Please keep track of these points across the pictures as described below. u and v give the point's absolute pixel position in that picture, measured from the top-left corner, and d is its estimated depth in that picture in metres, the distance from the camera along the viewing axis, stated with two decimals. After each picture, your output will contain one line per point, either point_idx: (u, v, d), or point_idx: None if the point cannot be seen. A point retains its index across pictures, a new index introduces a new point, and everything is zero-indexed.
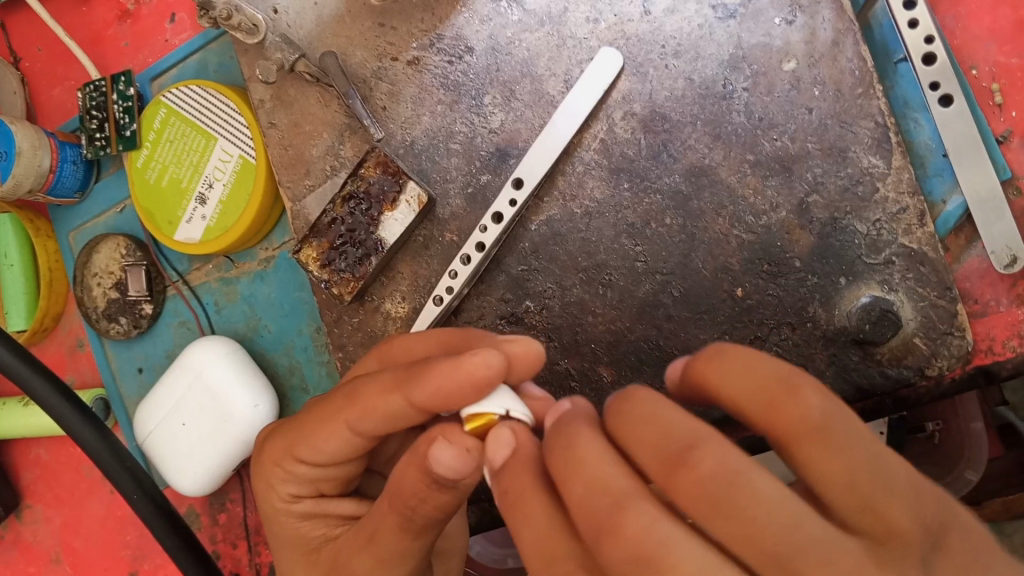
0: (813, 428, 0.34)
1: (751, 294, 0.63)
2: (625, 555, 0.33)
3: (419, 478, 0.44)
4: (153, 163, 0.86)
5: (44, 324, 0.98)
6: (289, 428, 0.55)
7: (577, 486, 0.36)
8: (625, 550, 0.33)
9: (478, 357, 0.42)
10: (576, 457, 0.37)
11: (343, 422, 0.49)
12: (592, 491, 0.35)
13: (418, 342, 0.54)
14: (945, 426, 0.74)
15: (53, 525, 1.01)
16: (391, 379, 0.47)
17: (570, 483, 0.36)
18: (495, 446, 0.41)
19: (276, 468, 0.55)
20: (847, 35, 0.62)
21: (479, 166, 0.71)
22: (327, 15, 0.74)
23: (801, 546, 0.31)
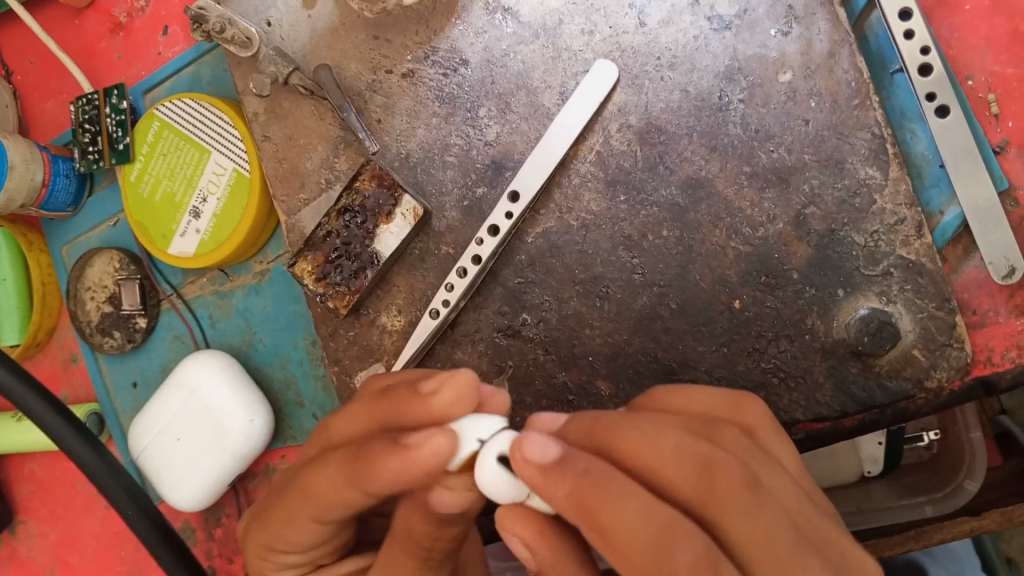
0: (775, 427, 0.46)
1: (749, 306, 0.63)
2: (735, 502, 0.37)
3: (423, 521, 0.43)
4: (146, 177, 0.86)
5: (37, 338, 0.97)
6: (259, 523, 0.53)
7: (654, 449, 0.39)
8: (735, 496, 0.37)
9: (421, 447, 0.40)
10: (638, 430, 0.40)
11: (308, 519, 0.49)
12: (676, 454, 0.38)
13: (347, 417, 0.49)
14: (945, 437, 0.75)
15: (48, 541, 1.00)
16: (339, 476, 0.45)
17: (633, 454, 0.39)
18: (527, 447, 0.38)
19: (267, 557, 0.54)
20: (843, 46, 0.62)
21: (475, 179, 0.70)
22: (321, 28, 0.74)
23: (805, 500, 0.40)
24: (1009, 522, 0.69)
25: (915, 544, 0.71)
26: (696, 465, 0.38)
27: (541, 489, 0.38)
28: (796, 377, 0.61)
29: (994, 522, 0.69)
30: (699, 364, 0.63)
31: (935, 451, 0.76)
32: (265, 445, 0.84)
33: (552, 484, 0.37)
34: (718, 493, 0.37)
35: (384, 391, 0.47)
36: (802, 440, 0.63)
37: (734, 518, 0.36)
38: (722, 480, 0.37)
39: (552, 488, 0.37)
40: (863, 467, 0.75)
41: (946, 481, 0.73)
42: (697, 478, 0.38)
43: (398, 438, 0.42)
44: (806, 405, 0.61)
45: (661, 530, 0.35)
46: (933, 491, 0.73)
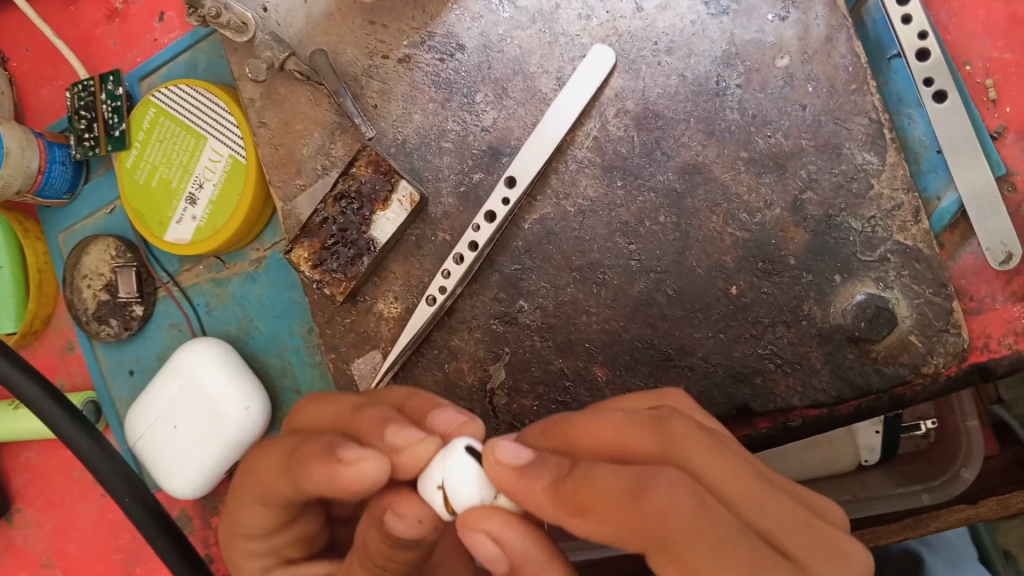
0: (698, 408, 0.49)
1: (746, 292, 0.63)
2: (695, 448, 0.39)
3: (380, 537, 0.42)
4: (142, 164, 0.85)
5: (34, 326, 0.97)
6: (226, 507, 0.53)
7: (606, 425, 0.40)
8: (696, 441, 0.39)
9: (352, 467, 0.40)
10: (588, 419, 0.41)
11: (254, 498, 0.49)
12: (627, 427, 0.40)
13: (316, 410, 0.50)
14: (942, 425, 0.75)
15: (44, 529, 1.00)
16: (279, 459, 0.46)
17: (589, 439, 0.40)
18: (500, 450, 0.38)
19: (233, 545, 0.53)
20: (841, 30, 0.62)
21: (472, 165, 0.70)
22: (317, 13, 0.74)
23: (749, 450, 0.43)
24: (1006, 509, 0.71)
25: (914, 531, 0.73)
26: (648, 429, 0.40)
27: (513, 486, 0.37)
28: (792, 363, 0.61)
29: (991, 510, 0.71)
30: (695, 351, 0.63)
31: (932, 440, 0.76)
32: (261, 433, 0.84)
33: (530, 480, 0.37)
34: (678, 445, 0.39)
35: (356, 408, 0.47)
36: (799, 428, 0.62)
37: (699, 464, 0.38)
38: (676, 432, 0.39)
39: (529, 483, 0.37)
40: (860, 456, 0.75)
41: (942, 469, 0.73)
42: (653, 440, 0.39)
43: (337, 447, 0.43)
44: (803, 391, 0.61)
45: (637, 482, 0.36)
46: (928, 479, 0.74)
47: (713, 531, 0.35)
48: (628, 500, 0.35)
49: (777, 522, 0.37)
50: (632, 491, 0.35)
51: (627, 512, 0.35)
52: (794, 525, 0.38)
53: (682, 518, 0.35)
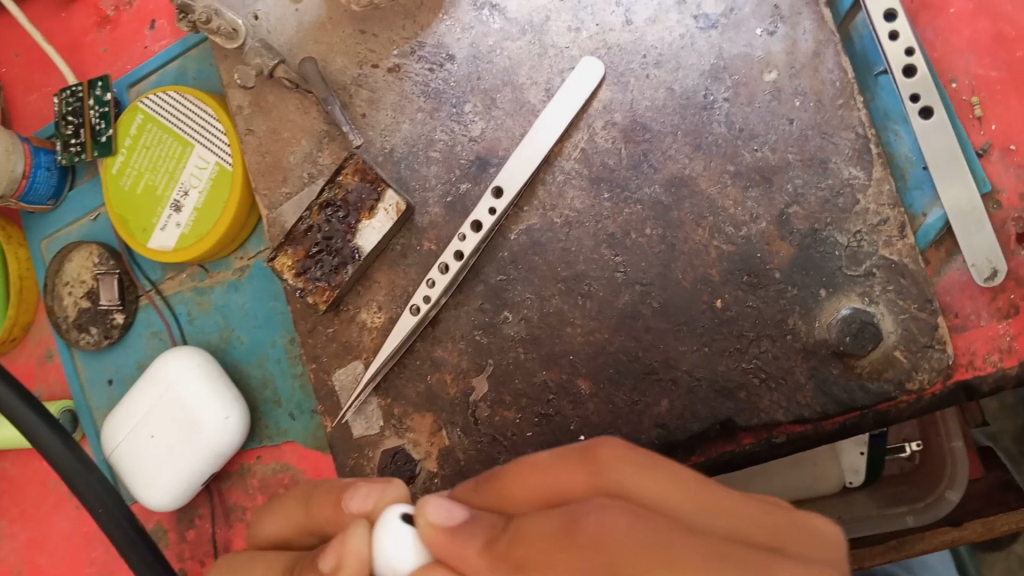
0: None
1: (731, 305, 0.62)
2: (626, 467, 0.34)
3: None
4: (128, 170, 0.85)
5: (13, 334, 0.96)
6: None
7: (527, 469, 0.36)
8: (625, 457, 0.34)
9: None
10: (509, 475, 0.36)
11: None
12: (552, 466, 0.35)
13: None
14: (926, 448, 0.74)
15: (16, 542, 0.98)
16: None
17: (514, 496, 0.36)
18: (432, 512, 0.35)
19: None
20: (828, 46, 0.62)
21: (459, 175, 0.70)
22: (308, 22, 0.74)
23: None
24: (991, 532, 0.68)
25: (897, 553, 0.70)
26: (574, 461, 0.35)
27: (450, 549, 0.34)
28: (777, 378, 0.61)
29: (976, 533, 0.68)
30: (680, 364, 0.63)
31: (917, 462, 0.75)
32: (239, 442, 0.83)
33: (462, 542, 0.34)
34: (607, 466, 0.34)
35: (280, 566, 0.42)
36: (783, 445, 0.62)
37: (634, 485, 0.33)
38: (605, 456, 0.34)
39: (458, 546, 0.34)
40: (844, 479, 0.73)
41: (927, 491, 0.73)
42: (582, 475, 0.34)
43: None
44: (787, 406, 0.61)
45: (568, 520, 0.31)
46: (914, 501, 0.73)
47: (663, 540, 0.30)
48: (560, 540, 0.31)
49: (741, 521, 0.33)
50: (564, 534, 0.31)
51: (563, 553, 0.30)
52: (755, 521, 0.34)
53: (624, 538, 0.30)
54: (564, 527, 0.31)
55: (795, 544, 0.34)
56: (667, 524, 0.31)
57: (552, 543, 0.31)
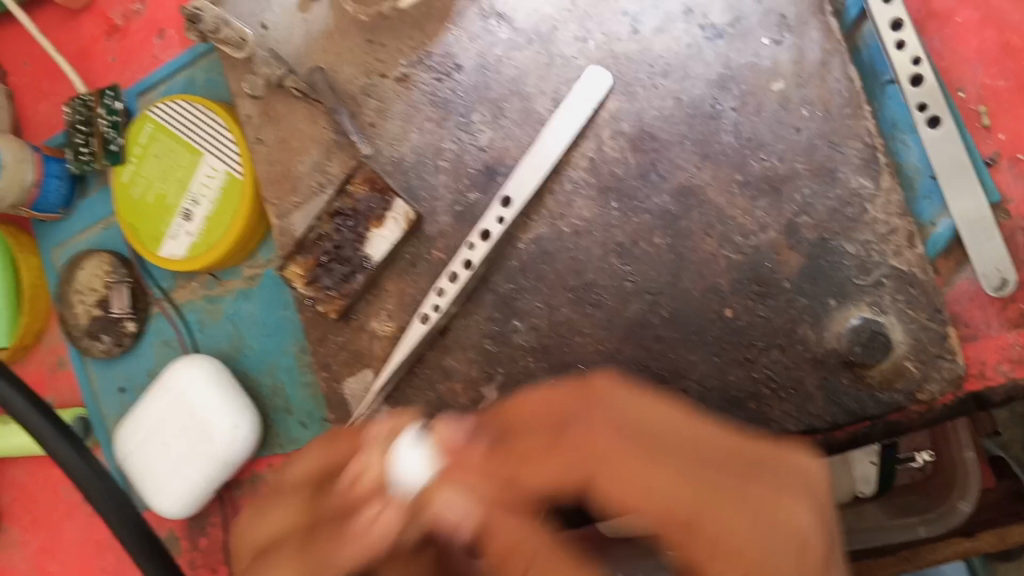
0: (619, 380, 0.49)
1: (740, 315, 0.62)
2: (615, 399, 0.48)
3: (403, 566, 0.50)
4: (138, 180, 0.85)
5: (25, 342, 0.96)
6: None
7: (533, 404, 0.50)
8: (613, 395, 0.48)
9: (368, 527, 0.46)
10: (523, 416, 0.50)
11: None
12: (556, 400, 0.49)
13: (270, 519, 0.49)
14: (938, 460, 0.74)
15: (30, 548, 0.99)
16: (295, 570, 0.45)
17: (531, 446, 0.48)
18: (438, 436, 0.49)
19: None
20: (835, 55, 0.62)
21: (467, 184, 0.70)
22: (316, 32, 0.74)
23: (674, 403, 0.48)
24: (1003, 543, 0.69)
25: (909, 564, 0.71)
26: (574, 398, 0.49)
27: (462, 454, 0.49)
28: (787, 388, 0.61)
29: (988, 543, 0.69)
30: (689, 374, 0.63)
31: (928, 472, 0.75)
32: (251, 450, 0.84)
33: (470, 449, 0.49)
34: (597, 399, 0.48)
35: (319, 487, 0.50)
36: None
37: (621, 410, 0.47)
38: (600, 392, 0.48)
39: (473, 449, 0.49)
40: (855, 488, 0.73)
41: (939, 501, 0.72)
42: (581, 404, 0.48)
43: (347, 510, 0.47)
44: (798, 416, 0.60)
45: (562, 431, 0.47)
46: (925, 510, 0.73)
47: (644, 448, 0.45)
48: (558, 444, 0.47)
49: (715, 451, 0.45)
50: (587, 463, 0.46)
51: (559, 452, 0.47)
52: (730, 446, 0.45)
53: (607, 440, 0.46)
54: (576, 447, 0.46)
55: (764, 471, 0.44)
56: (647, 445, 0.45)
57: (568, 461, 0.46)
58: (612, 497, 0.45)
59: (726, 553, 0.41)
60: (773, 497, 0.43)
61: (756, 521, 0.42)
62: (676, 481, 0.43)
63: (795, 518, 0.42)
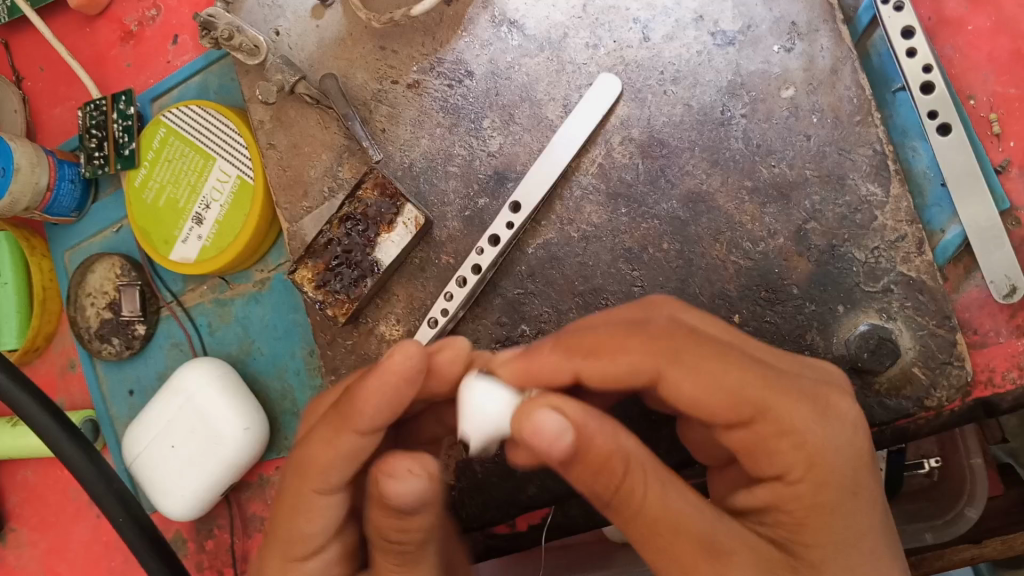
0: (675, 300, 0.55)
1: (748, 321, 0.62)
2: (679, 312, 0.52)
3: (385, 514, 0.45)
4: (151, 184, 0.86)
5: (36, 343, 0.97)
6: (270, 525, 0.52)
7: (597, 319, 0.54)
8: (677, 307, 0.53)
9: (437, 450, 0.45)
10: (579, 333, 0.51)
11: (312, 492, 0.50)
12: (619, 313, 0.53)
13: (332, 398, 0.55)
14: (945, 464, 0.74)
15: (38, 549, 0.99)
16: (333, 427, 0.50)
17: (607, 344, 0.50)
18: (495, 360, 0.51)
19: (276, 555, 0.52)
20: (846, 62, 0.63)
21: (477, 189, 0.70)
22: (329, 38, 0.75)
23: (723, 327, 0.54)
24: (1010, 550, 0.67)
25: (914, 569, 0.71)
26: (637, 310, 0.53)
27: (533, 360, 0.50)
28: None
29: (995, 550, 0.68)
30: None
31: (935, 478, 0.75)
32: (259, 452, 0.84)
33: (536, 355, 0.50)
34: (660, 308, 0.52)
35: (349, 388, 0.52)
36: None
37: (688, 317, 0.52)
38: (662, 304, 0.53)
39: (537, 352, 0.50)
40: None
41: (946, 507, 0.72)
42: (642, 312, 0.53)
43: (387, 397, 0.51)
44: None
45: (635, 323, 0.51)
46: (933, 517, 0.73)
47: (707, 341, 0.48)
48: (630, 332, 0.50)
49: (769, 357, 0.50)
50: (663, 356, 0.47)
51: (636, 336, 0.49)
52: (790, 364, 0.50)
53: (678, 332, 0.49)
54: (659, 339, 0.48)
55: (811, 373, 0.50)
56: (712, 339, 0.49)
57: (653, 349, 0.48)
58: (680, 393, 0.47)
59: (793, 438, 0.45)
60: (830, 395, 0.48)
61: (819, 406, 0.46)
62: (739, 372, 0.46)
63: (841, 404, 0.47)
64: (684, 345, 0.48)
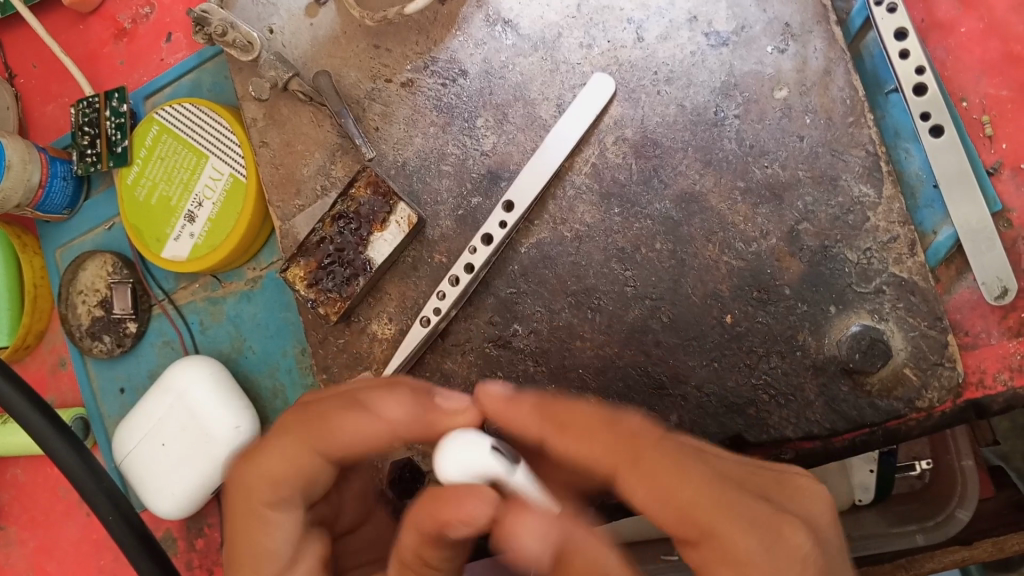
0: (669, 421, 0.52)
1: (741, 321, 0.62)
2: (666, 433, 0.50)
3: (434, 546, 0.45)
4: (143, 181, 0.86)
5: (27, 341, 0.96)
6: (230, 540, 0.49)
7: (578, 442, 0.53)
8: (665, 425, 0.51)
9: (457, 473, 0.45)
10: (570, 403, 0.48)
11: (265, 503, 0.49)
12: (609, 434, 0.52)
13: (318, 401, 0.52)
14: (937, 466, 0.74)
15: (27, 547, 0.99)
16: (313, 432, 0.50)
17: (579, 422, 0.46)
18: (489, 392, 0.49)
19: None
20: (839, 63, 0.63)
21: (470, 189, 0.70)
22: (323, 36, 0.75)
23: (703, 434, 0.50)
24: (1001, 552, 0.67)
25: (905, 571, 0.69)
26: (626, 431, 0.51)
27: (511, 415, 0.48)
28: (786, 395, 0.61)
29: (986, 553, 0.67)
30: (689, 379, 0.63)
31: (927, 480, 0.75)
32: None
33: (517, 404, 0.48)
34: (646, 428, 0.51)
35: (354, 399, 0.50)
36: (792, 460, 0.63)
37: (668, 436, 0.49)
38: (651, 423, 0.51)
39: (519, 406, 0.48)
40: (854, 496, 0.73)
41: (937, 509, 0.72)
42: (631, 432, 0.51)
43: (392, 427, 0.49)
44: (796, 422, 0.61)
45: (611, 417, 0.46)
46: (924, 519, 0.73)
47: (672, 452, 0.44)
48: (604, 424, 0.46)
49: (739, 471, 0.46)
50: (624, 458, 0.44)
51: (605, 432, 0.45)
52: (750, 474, 0.46)
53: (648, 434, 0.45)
54: (622, 441, 0.44)
55: (785, 496, 0.45)
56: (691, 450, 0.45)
57: (612, 450, 0.44)
58: (635, 497, 0.43)
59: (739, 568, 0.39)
60: (781, 521, 0.41)
61: (767, 534, 0.40)
62: (694, 488, 0.42)
63: (796, 537, 0.40)
64: (651, 450, 0.44)
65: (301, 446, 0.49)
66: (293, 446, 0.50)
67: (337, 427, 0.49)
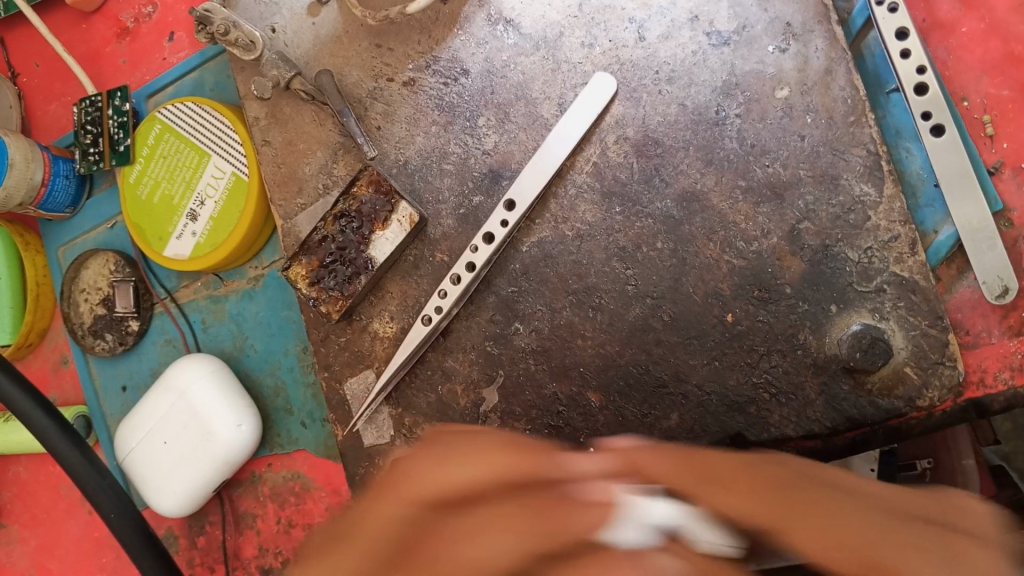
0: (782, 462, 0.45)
1: (742, 320, 0.62)
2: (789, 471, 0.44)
3: None
4: (146, 179, 0.86)
5: (29, 339, 0.97)
6: None
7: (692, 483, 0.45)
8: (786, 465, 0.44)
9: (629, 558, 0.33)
10: (704, 459, 0.41)
11: None
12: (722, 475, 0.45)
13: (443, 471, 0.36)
14: (937, 467, 0.74)
15: (29, 545, 0.99)
16: (513, 516, 0.33)
17: (714, 465, 0.40)
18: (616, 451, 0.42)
19: None
20: (840, 63, 0.63)
21: (472, 188, 0.70)
22: (325, 35, 0.75)
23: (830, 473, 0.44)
24: None
25: None
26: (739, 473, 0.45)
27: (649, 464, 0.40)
28: (787, 393, 0.61)
29: None
30: (689, 378, 0.63)
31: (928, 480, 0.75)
32: (251, 450, 0.84)
33: (647, 460, 0.41)
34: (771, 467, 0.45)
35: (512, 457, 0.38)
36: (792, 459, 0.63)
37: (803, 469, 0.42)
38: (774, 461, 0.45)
39: (656, 458, 0.40)
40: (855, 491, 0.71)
41: None
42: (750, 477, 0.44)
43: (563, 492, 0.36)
44: (797, 421, 0.61)
45: (744, 465, 0.41)
46: None
47: (842, 501, 0.36)
48: (753, 476, 0.38)
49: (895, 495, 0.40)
50: (791, 510, 0.35)
51: (754, 483, 0.38)
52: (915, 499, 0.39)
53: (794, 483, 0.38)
54: (790, 497, 0.36)
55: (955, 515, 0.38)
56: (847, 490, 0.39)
57: (781, 504, 0.35)
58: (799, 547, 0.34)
59: None
60: (958, 546, 0.34)
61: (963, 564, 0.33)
62: (881, 529, 0.34)
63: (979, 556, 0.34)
64: (787, 490, 0.37)
65: (533, 538, 0.32)
66: (514, 528, 0.32)
67: (583, 527, 0.33)
